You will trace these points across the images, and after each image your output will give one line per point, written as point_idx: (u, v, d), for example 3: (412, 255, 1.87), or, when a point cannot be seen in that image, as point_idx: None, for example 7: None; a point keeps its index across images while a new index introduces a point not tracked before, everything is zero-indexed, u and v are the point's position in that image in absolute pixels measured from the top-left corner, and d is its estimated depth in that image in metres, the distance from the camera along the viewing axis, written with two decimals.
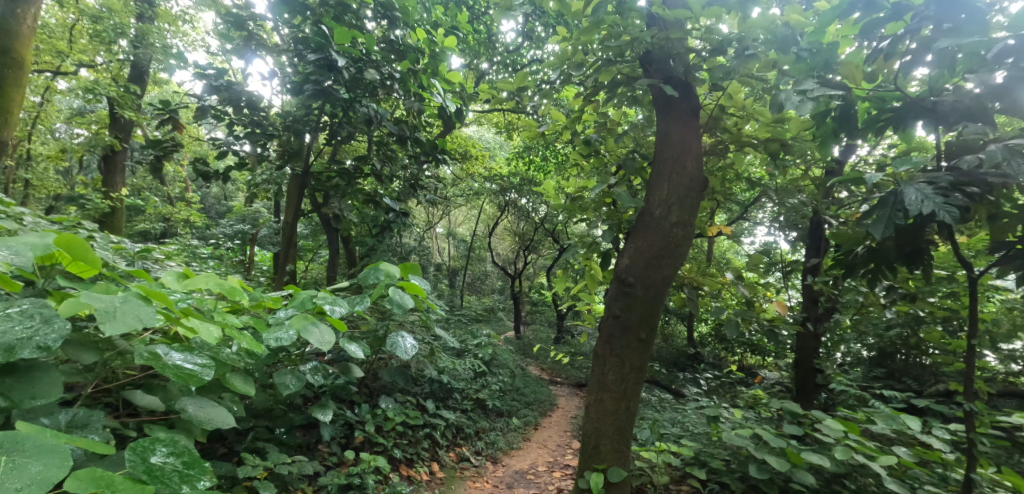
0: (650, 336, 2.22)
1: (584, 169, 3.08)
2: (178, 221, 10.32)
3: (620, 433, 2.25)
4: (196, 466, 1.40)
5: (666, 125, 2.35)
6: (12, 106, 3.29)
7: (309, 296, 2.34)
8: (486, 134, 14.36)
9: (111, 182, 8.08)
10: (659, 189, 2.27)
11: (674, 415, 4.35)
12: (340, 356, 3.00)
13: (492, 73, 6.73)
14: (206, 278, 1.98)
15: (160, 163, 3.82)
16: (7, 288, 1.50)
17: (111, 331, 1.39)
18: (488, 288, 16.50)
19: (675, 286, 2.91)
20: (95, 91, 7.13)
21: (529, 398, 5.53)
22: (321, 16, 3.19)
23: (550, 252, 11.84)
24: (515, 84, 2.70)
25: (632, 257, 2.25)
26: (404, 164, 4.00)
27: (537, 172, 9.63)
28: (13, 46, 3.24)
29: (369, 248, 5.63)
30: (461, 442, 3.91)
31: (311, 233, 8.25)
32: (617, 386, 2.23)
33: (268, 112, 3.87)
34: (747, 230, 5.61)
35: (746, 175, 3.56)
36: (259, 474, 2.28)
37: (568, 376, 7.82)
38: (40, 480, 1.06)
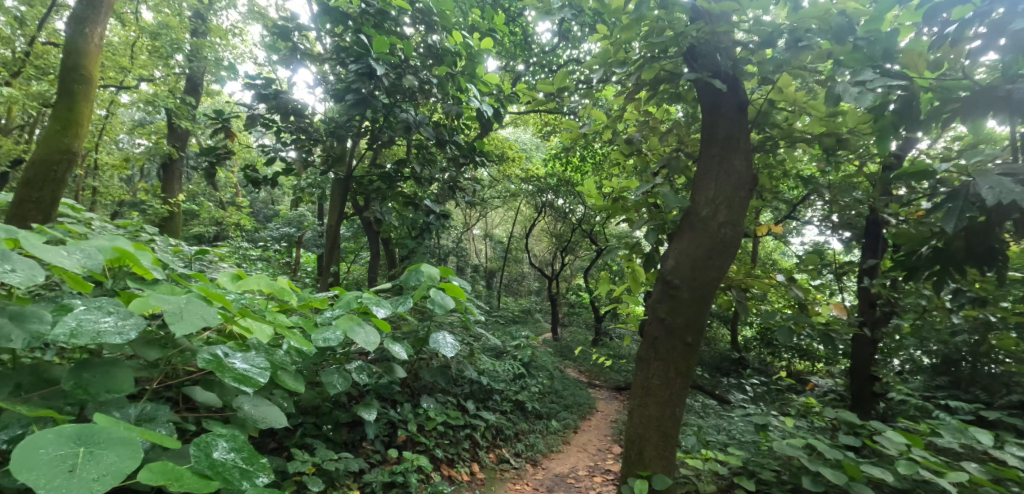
0: (695, 340, 2.16)
1: (624, 169, 3.03)
2: (229, 225, 10.79)
3: (665, 439, 2.19)
4: (255, 463, 1.45)
5: (712, 121, 2.27)
6: (82, 119, 3.51)
7: (354, 296, 2.42)
8: (523, 136, 14.38)
9: (169, 188, 8.55)
10: (706, 189, 2.20)
11: (719, 423, 4.22)
12: (383, 356, 3.06)
13: (529, 75, 6.73)
14: (258, 278, 2.06)
15: (214, 169, 4.00)
16: (79, 288, 1.60)
17: (180, 329, 1.46)
18: (525, 289, 16.43)
19: (722, 288, 2.81)
20: (156, 103, 7.57)
21: (567, 400, 5.49)
22: (362, 25, 3.32)
23: (588, 252, 11.74)
24: (555, 85, 2.69)
25: (678, 258, 2.19)
26: (442, 167, 4.05)
27: (574, 173, 9.57)
28: (82, 63, 3.48)
29: (409, 250, 5.73)
30: (501, 444, 3.91)
31: (353, 235, 8.48)
32: (662, 390, 2.17)
33: (312, 119, 4.00)
34: (796, 229, 5.39)
35: (796, 172, 3.42)
36: (308, 469, 2.34)
37: (607, 379, 7.73)
38: (115, 472, 1.12)
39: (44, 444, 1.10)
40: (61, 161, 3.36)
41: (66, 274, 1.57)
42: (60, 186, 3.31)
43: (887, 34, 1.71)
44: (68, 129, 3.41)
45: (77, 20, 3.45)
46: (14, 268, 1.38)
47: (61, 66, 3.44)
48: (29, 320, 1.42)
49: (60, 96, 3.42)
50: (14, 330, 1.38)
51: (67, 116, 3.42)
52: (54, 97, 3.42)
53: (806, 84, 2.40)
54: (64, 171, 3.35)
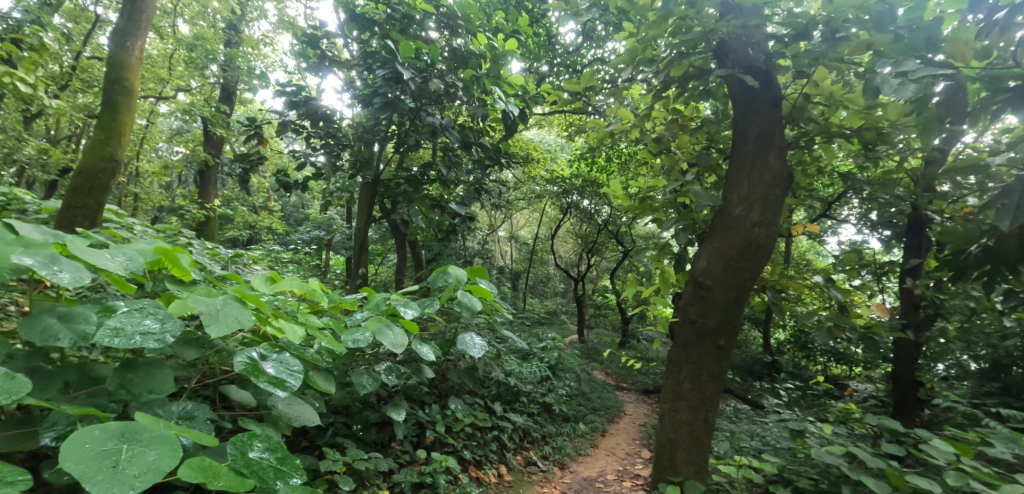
0: (729, 343, 2.10)
1: (652, 169, 2.97)
2: (261, 228, 11.08)
3: (697, 445, 2.14)
4: (289, 462, 1.48)
5: (744, 117, 2.20)
6: (125, 128, 3.66)
7: (382, 298, 2.46)
8: (547, 137, 14.36)
9: (206, 193, 8.86)
10: (739, 187, 2.14)
11: (752, 428, 4.11)
12: (411, 357, 3.09)
13: (553, 75, 6.71)
14: (291, 280, 2.11)
15: (247, 175, 4.11)
16: (122, 290, 1.66)
17: (215, 332, 1.49)
18: (551, 291, 16.37)
19: (756, 289, 2.73)
20: (192, 112, 7.85)
21: (595, 403, 5.44)
22: (388, 30, 3.38)
23: (614, 253, 11.62)
24: (582, 85, 2.67)
25: (710, 258, 2.13)
26: (468, 170, 4.07)
27: (600, 173, 9.50)
28: (125, 76, 3.63)
29: (436, 252, 5.78)
30: (529, 446, 3.88)
31: (381, 238, 8.61)
32: (694, 394, 2.12)
33: (341, 124, 4.09)
34: (832, 228, 5.22)
35: (832, 168, 3.30)
36: (339, 469, 2.37)
37: (634, 382, 7.63)
38: (155, 469, 1.15)
39: (88, 439, 1.14)
40: (105, 169, 3.50)
41: (110, 276, 1.63)
42: (105, 193, 3.47)
43: (930, 22, 1.63)
44: (112, 138, 3.56)
45: (120, 34, 3.60)
46: (62, 270, 1.44)
47: (104, 79, 3.59)
48: (76, 320, 1.48)
49: (104, 107, 3.57)
50: (62, 330, 1.44)
51: (111, 126, 3.56)
52: (99, 108, 3.57)
53: (843, 76, 2.31)
54: (108, 179, 3.50)
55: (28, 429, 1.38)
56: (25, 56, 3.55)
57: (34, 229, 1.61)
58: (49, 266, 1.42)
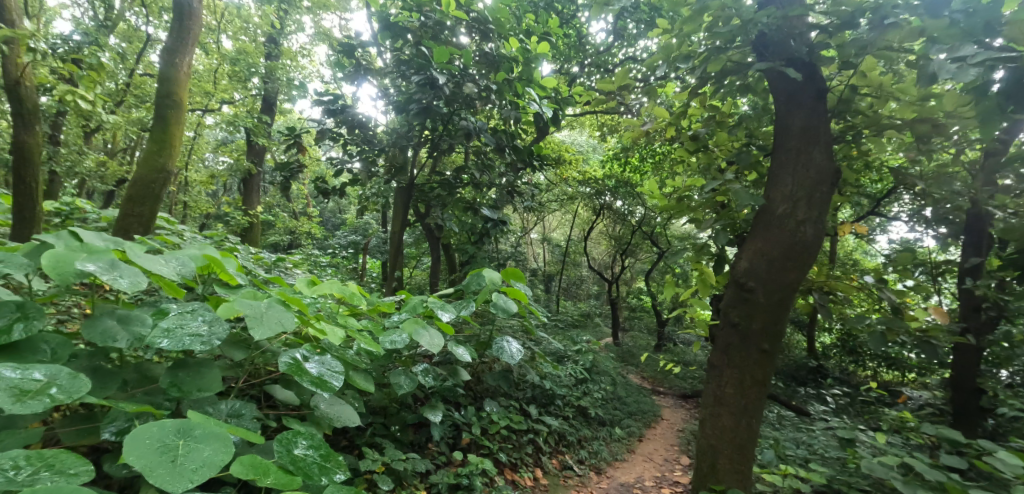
0: (773, 347, 2.03)
1: (688, 168, 2.90)
2: (301, 234, 11.42)
3: (740, 452, 2.07)
4: (332, 459, 1.52)
5: (787, 111, 2.12)
6: (175, 140, 3.83)
7: (420, 301, 2.49)
8: (578, 138, 14.28)
9: (250, 201, 9.22)
10: (781, 185, 2.06)
11: (798, 436, 3.96)
12: (446, 359, 3.12)
13: (584, 76, 6.66)
14: (331, 283, 2.17)
15: (288, 183, 4.25)
16: (173, 293, 1.74)
17: (259, 334, 1.54)
18: (584, 293, 16.21)
19: (801, 290, 2.63)
20: (236, 123, 8.17)
21: (631, 407, 5.37)
22: (421, 37, 3.43)
23: (649, 254, 11.44)
24: (615, 84, 2.63)
25: (752, 258, 2.06)
26: (501, 173, 4.09)
27: (634, 173, 9.36)
28: (174, 90, 3.80)
29: (470, 255, 5.82)
30: (564, 449, 3.83)
31: (415, 242, 8.75)
32: (737, 399, 2.06)
33: (376, 131, 4.19)
34: (882, 226, 4.97)
35: (882, 163, 3.15)
36: (378, 468, 2.41)
37: (671, 386, 7.48)
38: (211, 463, 1.20)
39: (149, 435, 1.19)
40: (157, 179, 3.67)
41: (163, 281, 1.71)
42: (157, 202, 3.64)
43: (988, 4, 1.54)
44: (164, 150, 3.74)
45: (169, 52, 3.78)
46: (121, 275, 1.51)
47: (156, 94, 3.77)
48: (133, 322, 1.56)
49: (156, 121, 3.75)
50: (121, 332, 1.51)
51: (162, 139, 3.74)
52: (151, 122, 3.76)
53: (892, 65, 2.20)
54: (160, 188, 3.67)
55: (90, 424, 1.46)
56: (86, 75, 3.78)
57: (95, 235, 1.70)
58: (109, 271, 1.49)
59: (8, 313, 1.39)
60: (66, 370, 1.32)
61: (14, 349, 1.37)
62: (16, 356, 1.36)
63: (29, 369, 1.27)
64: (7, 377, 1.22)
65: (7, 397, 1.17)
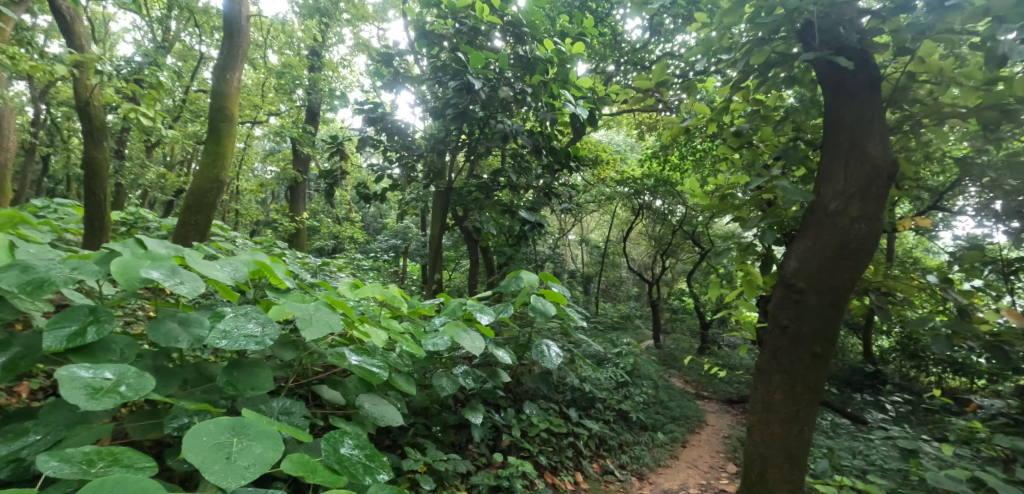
0: (826, 351, 1.93)
1: (731, 165, 2.81)
2: (345, 239, 11.77)
3: (792, 462, 1.98)
4: (376, 459, 1.55)
5: (837, 102, 2.01)
6: (227, 152, 4.01)
7: (459, 303, 2.52)
8: (615, 137, 14.12)
9: (296, 207, 9.60)
10: (833, 180, 1.95)
11: (854, 445, 3.77)
12: (486, 361, 3.13)
13: (621, 75, 6.57)
14: (374, 287, 2.22)
15: (331, 189, 4.38)
16: (228, 297, 1.82)
17: (309, 334, 1.60)
18: (624, 294, 15.98)
19: (856, 291, 2.50)
20: (283, 134, 8.52)
21: (674, 412, 5.25)
22: (457, 43, 3.48)
23: (690, 254, 11.16)
24: (653, 80, 2.58)
25: (802, 257, 1.97)
26: (538, 175, 4.10)
27: (674, 172, 9.15)
28: (225, 104, 3.99)
29: (507, 257, 5.84)
30: (605, 454, 3.78)
31: (453, 245, 8.87)
32: (787, 406, 1.97)
33: (414, 137, 4.28)
34: (945, 221, 4.66)
35: (944, 154, 2.96)
36: (420, 468, 2.44)
37: (716, 391, 7.27)
38: (262, 461, 1.24)
39: (206, 432, 1.24)
40: (211, 189, 3.86)
41: (219, 285, 1.79)
42: (212, 210, 3.83)
43: None
44: (216, 161, 3.93)
45: (221, 68, 3.99)
46: (182, 280, 1.60)
47: (210, 109, 3.98)
48: (193, 324, 1.65)
49: (210, 134, 3.94)
50: (182, 334, 1.60)
51: (216, 151, 3.93)
52: (206, 135, 3.96)
53: (955, 48, 2.05)
54: (214, 197, 3.86)
55: (155, 420, 1.55)
56: (147, 93, 4.03)
57: (157, 243, 1.80)
58: (170, 277, 1.58)
59: (83, 316, 1.49)
60: (133, 370, 1.41)
61: (87, 349, 1.47)
62: (89, 356, 1.46)
63: (100, 368, 1.36)
64: (82, 376, 1.31)
65: (82, 394, 1.26)
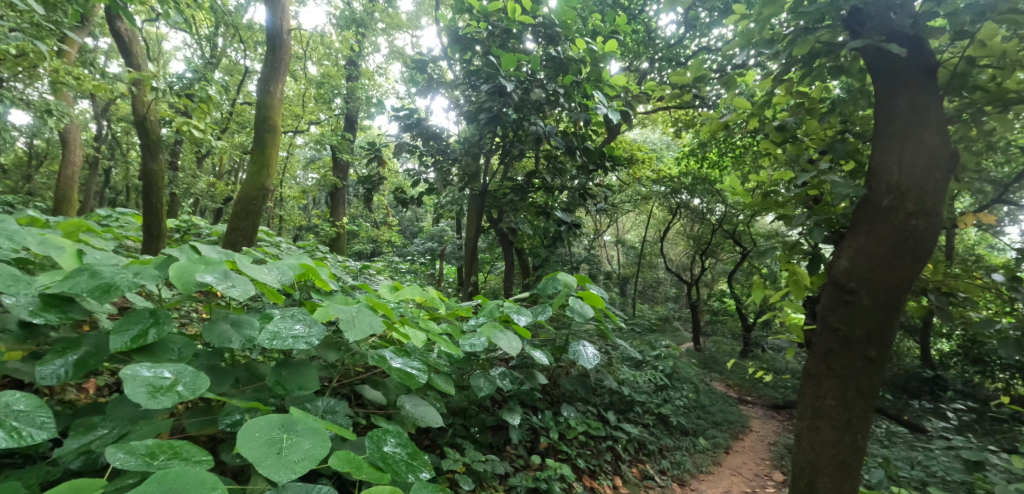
0: (881, 355, 1.83)
1: (773, 161, 2.72)
2: (383, 242, 12.02)
3: (845, 471, 1.89)
4: (418, 458, 1.58)
5: (888, 91, 1.91)
6: (271, 160, 4.16)
7: (496, 305, 2.53)
8: (651, 136, 13.91)
9: (336, 213, 9.89)
10: (886, 174, 1.85)
11: (912, 455, 3.57)
12: (523, 363, 3.13)
13: (655, 72, 6.47)
14: (412, 289, 2.26)
15: (370, 194, 4.49)
16: (276, 299, 1.89)
17: (352, 336, 1.64)
18: (662, 295, 15.67)
19: (913, 291, 2.37)
20: (323, 142, 8.80)
21: (716, 417, 5.12)
22: (490, 46, 3.51)
23: (731, 254, 10.86)
24: (690, 77, 2.53)
25: (853, 256, 1.88)
26: (572, 176, 4.08)
27: (712, 169, 8.93)
28: (269, 115, 4.15)
29: (543, 259, 5.83)
30: (645, 459, 3.71)
31: (488, 248, 8.94)
32: (839, 412, 1.89)
33: (449, 141, 4.33)
34: (1010, 214, 4.37)
35: (1010, 143, 2.77)
36: (459, 469, 2.46)
37: (761, 396, 7.04)
38: (310, 457, 1.29)
39: (258, 428, 1.29)
40: (257, 196, 4.01)
41: (267, 288, 1.87)
42: (258, 217, 3.99)
43: None
44: (261, 169, 4.08)
45: (265, 80, 4.16)
46: (233, 284, 1.67)
47: (255, 120, 4.15)
48: (244, 325, 1.72)
49: (255, 143, 4.11)
50: (234, 334, 1.67)
51: (261, 160, 4.09)
52: (252, 145, 4.13)
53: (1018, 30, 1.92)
54: (260, 204, 4.02)
55: (210, 416, 1.63)
56: (198, 107, 4.25)
57: (210, 249, 1.89)
58: (223, 281, 1.66)
59: (144, 319, 1.57)
60: (189, 369, 1.48)
61: (148, 349, 1.56)
62: (150, 355, 1.54)
63: (160, 367, 1.44)
64: (143, 375, 1.38)
65: (144, 393, 1.33)
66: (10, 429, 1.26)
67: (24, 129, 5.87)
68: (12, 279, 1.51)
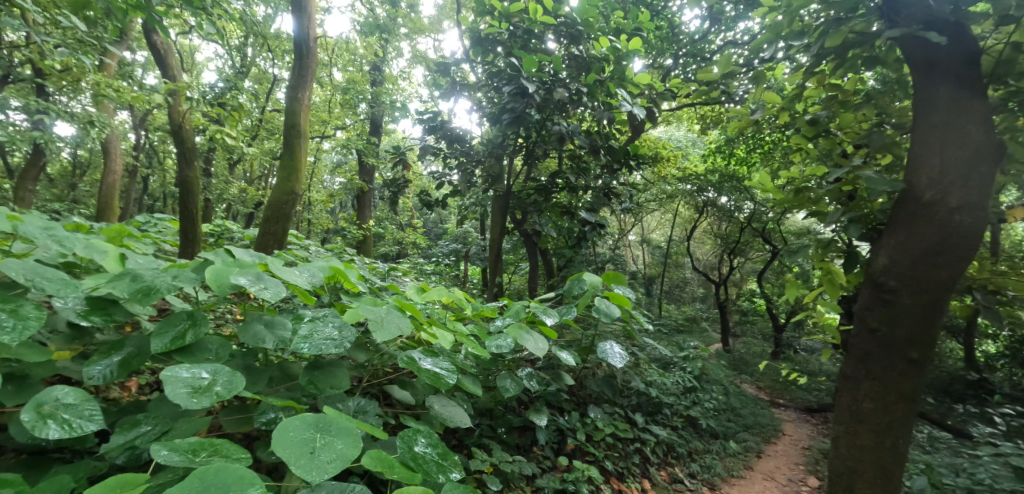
0: (924, 357, 1.76)
1: (804, 157, 2.65)
2: (408, 245, 12.16)
3: (885, 477, 1.82)
4: (448, 459, 1.59)
5: (928, 82, 1.83)
6: (299, 165, 4.25)
7: (522, 306, 2.53)
8: (676, 133, 13.71)
9: (363, 216, 10.05)
10: (927, 167, 1.78)
11: (957, 462, 3.42)
12: (550, 364, 3.12)
13: (679, 68, 6.38)
14: (439, 290, 2.29)
15: (396, 197, 4.55)
16: (306, 300, 1.93)
17: (382, 337, 1.67)
18: (689, 296, 15.41)
19: (958, 290, 2.27)
20: (349, 146, 8.96)
21: (747, 420, 5.00)
22: (512, 48, 3.52)
23: (761, 252, 10.61)
24: (717, 73, 2.48)
25: (892, 254, 1.82)
26: (596, 176, 4.05)
27: (739, 166, 8.74)
28: (297, 121, 4.25)
29: (567, 260, 5.80)
30: (674, 462, 3.65)
31: (512, 249, 8.94)
32: (879, 416, 1.82)
33: (473, 143, 4.35)
34: None
35: None
36: (486, 469, 2.46)
37: (794, 398, 6.85)
38: (343, 456, 1.31)
39: (293, 428, 1.32)
40: (286, 200, 4.11)
41: (298, 290, 1.90)
42: (288, 221, 4.09)
43: None
44: (290, 174, 4.18)
45: (293, 88, 4.25)
46: (266, 286, 1.71)
47: (284, 126, 4.25)
48: (277, 327, 1.76)
49: (284, 150, 4.20)
50: (268, 335, 1.71)
51: (290, 165, 4.18)
52: (282, 151, 4.23)
53: None
54: (290, 208, 4.11)
55: (246, 415, 1.68)
56: (229, 115, 4.37)
57: (244, 252, 1.94)
58: (257, 283, 1.70)
59: (183, 320, 1.62)
60: (226, 369, 1.52)
61: (187, 349, 1.61)
62: (189, 355, 1.60)
63: (198, 367, 1.48)
64: (183, 375, 1.43)
65: (184, 393, 1.37)
66: (61, 421, 1.32)
67: (68, 140, 6.13)
68: (61, 283, 1.58)
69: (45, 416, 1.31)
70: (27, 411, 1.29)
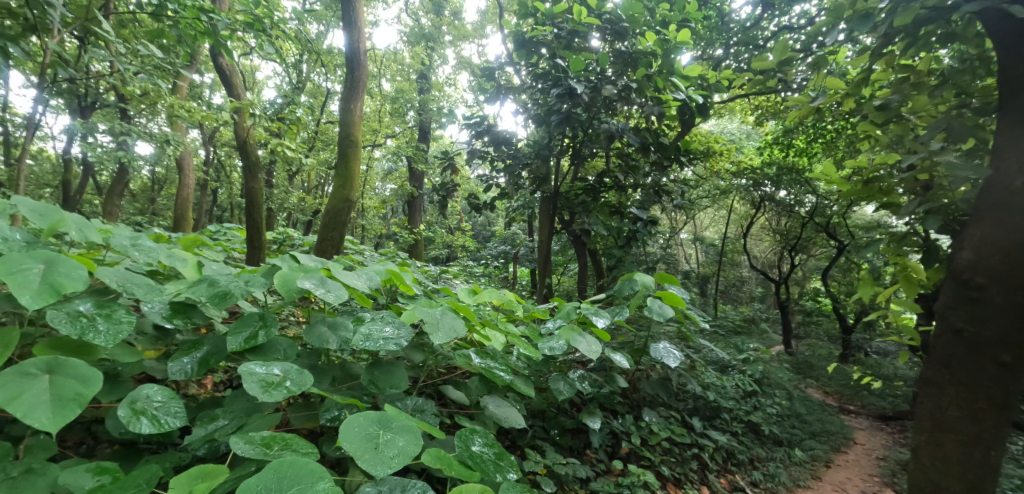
0: (1019, 361, 1.60)
1: (873, 144, 2.48)
2: (457, 247, 12.31)
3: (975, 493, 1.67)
4: (504, 459, 1.60)
5: (1018, 57, 1.67)
6: (353, 173, 4.41)
7: (573, 307, 2.51)
8: (728, 126, 13.20)
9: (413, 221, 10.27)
10: (1017, 150, 1.63)
11: None
12: (602, 365, 3.08)
13: (730, 58, 6.14)
14: (490, 292, 2.31)
15: (444, 201, 4.62)
16: (365, 303, 2.00)
17: (438, 338, 1.70)
18: (747, 295, 14.74)
19: None
20: (399, 153, 9.21)
21: (814, 427, 4.73)
22: (556, 48, 3.50)
23: (825, 247, 10.02)
24: (773, 61, 2.37)
25: (978, 247, 1.68)
26: (645, 173, 3.96)
27: (799, 157, 8.31)
28: (350, 132, 4.40)
29: (617, 260, 5.69)
30: (734, 469, 3.50)
31: (561, 249, 8.87)
32: (965, 424, 1.68)
33: (519, 145, 4.36)
34: None
35: None
36: (540, 470, 2.46)
37: (866, 405, 6.41)
38: (404, 453, 1.35)
39: (357, 424, 1.37)
40: (341, 208, 4.26)
41: (357, 292, 1.98)
42: (344, 227, 4.24)
43: None
44: (345, 182, 4.34)
45: (345, 99, 4.42)
46: (328, 289, 1.79)
47: (339, 137, 4.42)
48: (340, 328, 1.83)
49: (339, 159, 4.37)
50: (331, 336, 1.79)
51: (345, 174, 4.34)
52: (337, 160, 4.39)
53: None
54: (345, 215, 4.27)
55: (312, 411, 1.75)
56: (289, 128, 4.60)
57: (308, 257, 2.03)
58: (320, 287, 1.78)
59: (255, 321, 1.72)
60: (294, 368, 1.60)
61: (259, 349, 1.71)
62: (261, 355, 1.69)
63: (270, 365, 1.57)
64: (257, 371, 1.51)
65: (258, 388, 1.45)
66: (151, 418, 1.43)
67: (146, 158, 6.63)
68: (147, 287, 1.70)
69: (138, 412, 1.43)
70: (123, 407, 1.41)
